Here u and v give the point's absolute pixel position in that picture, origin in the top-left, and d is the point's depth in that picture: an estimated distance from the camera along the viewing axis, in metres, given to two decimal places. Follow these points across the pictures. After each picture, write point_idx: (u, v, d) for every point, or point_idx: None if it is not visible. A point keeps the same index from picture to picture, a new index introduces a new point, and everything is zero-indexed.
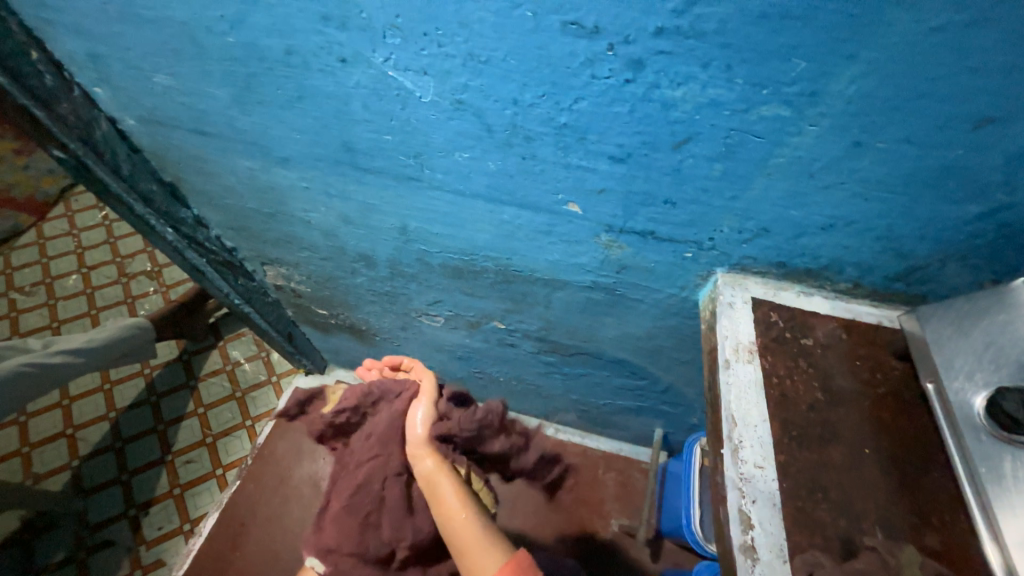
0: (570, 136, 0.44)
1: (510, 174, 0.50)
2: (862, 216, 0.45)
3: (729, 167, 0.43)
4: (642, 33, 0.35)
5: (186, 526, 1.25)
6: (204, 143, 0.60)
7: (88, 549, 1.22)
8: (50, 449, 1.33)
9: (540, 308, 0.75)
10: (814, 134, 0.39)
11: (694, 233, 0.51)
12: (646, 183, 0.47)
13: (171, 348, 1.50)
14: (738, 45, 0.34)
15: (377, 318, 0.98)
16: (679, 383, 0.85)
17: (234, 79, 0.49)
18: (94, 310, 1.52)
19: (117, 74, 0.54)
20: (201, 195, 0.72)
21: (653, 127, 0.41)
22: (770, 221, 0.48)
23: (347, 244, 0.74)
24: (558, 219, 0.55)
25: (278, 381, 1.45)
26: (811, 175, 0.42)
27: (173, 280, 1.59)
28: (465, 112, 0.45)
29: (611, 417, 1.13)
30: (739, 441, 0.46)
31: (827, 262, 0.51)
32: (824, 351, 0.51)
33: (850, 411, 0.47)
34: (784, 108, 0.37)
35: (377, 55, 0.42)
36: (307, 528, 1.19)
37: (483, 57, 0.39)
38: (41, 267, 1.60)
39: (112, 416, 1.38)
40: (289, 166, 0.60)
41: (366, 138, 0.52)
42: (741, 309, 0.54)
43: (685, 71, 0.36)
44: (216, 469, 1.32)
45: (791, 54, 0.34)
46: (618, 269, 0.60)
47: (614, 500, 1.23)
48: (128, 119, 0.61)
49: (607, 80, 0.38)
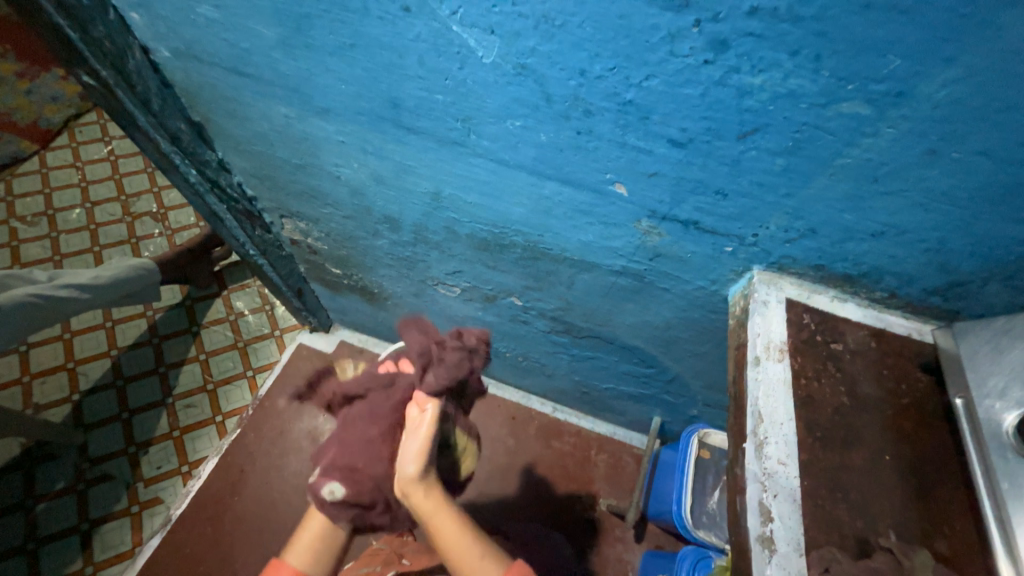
0: (632, 115, 0.43)
1: (561, 148, 0.49)
2: (915, 227, 0.44)
3: (791, 163, 0.42)
4: (734, 11, 0.33)
5: (184, 468, 1.27)
6: (242, 84, 0.58)
7: (87, 481, 1.24)
8: (51, 382, 1.34)
9: (561, 288, 0.75)
10: (889, 137, 0.38)
11: (740, 228, 0.51)
12: (701, 171, 0.46)
13: (174, 293, 1.48)
14: (835, 34, 0.33)
15: (391, 282, 0.97)
16: (686, 375, 0.86)
17: (284, 19, 0.47)
18: (97, 247, 1.50)
19: (158, 1, 0.51)
20: (229, 139, 0.70)
21: (722, 114, 0.40)
22: (820, 222, 0.47)
23: (374, 204, 0.72)
24: (602, 199, 0.54)
25: (281, 335, 1.44)
26: (875, 180, 0.41)
27: (179, 224, 1.56)
28: (526, 77, 0.43)
29: (611, 401, 1.14)
30: (764, 437, 0.46)
31: (867, 269, 0.51)
32: (853, 357, 0.51)
33: (874, 417, 0.47)
34: (865, 106, 0.36)
35: (444, 7, 0.40)
36: (305, 480, 1.22)
37: (559, 20, 0.38)
38: (43, 197, 1.56)
39: (114, 354, 1.38)
40: (328, 117, 0.58)
41: (415, 95, 0.50)
42: (775, 309, 0.54)
43: (770, 58, 0.35)
44: (216, 416, 1.33)
45: (888, 50, 0.33)
46: (652, 256, 0.59)
47: (604, 480, 1.26)
48: (162, 50, 0.58)
49: (686, 58, 0.37)
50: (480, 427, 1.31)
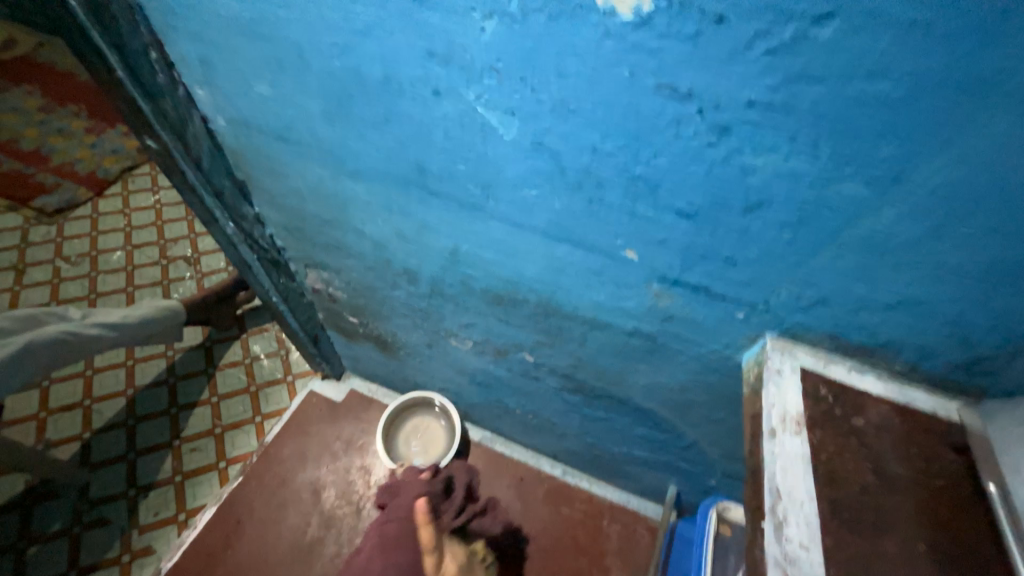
0: (641, 187, 0.45)
1: (574, 215, 0.52)
2: (929, 301, 0.44)
3: (797, 237, 0.43)
4: (733, 102, 0.36)
5: (181, 516, 1.24)
6: (284, 149, 0.64)
7: (83, 525, 1.21)
8: (66, 418, 1.35)
9: (573, 345, 0.75)
10: (891, 216, 0.39)
11: (750, 294, 0.51)
12: (709, 240, 0.47)
13: (196, 334, 1.52)
14: (829, 124, 0.35)
15: (406, 332, 0.99)
16: (703, 442, 0.82)
17: (328, 97, 0.53)
18: (131, 287, 1.58)
19: (221, 79, 0.58)
20: (267, 195, 0.76)
21: (727, 189, 0.42)
22: (830, 292, 0.47)
23: (395, 258, 0.76)
24: (613, 262, 0.55)
25: (293, 380, 1.45)
26: (882, 254, 0.42)
27: (210, 268, 1.64)
28: (542, 152, 0.47)
29: (623, 466, 1.09)
30: (784, 517, 0.44)
31: (884, 341, 0.50)
32: (876, 432, 0.49)
33: (902, 500, 0.44)
34: (865, 186, 0.38)
35: (470, 91, 0.45)
36: (302, 535, 1.18)
37: (573, 105, 0.41)
38: (89, 240, 1.67)
39: (130, 392, 1.41)
40: (359, 179, 0.63)
41: (440, 164, 0.54)
42: (790, 378, 0.53)
43: (770, 142, 0.37)
44: (220, 461, 1.32)
45: (881, 138, 0.35)
46: (664, 318, 0.60)
47: (616, 554, 1.17)
48: (218, 120, 0.64)
49: (690, 140, 0.40)
50: (486, 488, 1.26)
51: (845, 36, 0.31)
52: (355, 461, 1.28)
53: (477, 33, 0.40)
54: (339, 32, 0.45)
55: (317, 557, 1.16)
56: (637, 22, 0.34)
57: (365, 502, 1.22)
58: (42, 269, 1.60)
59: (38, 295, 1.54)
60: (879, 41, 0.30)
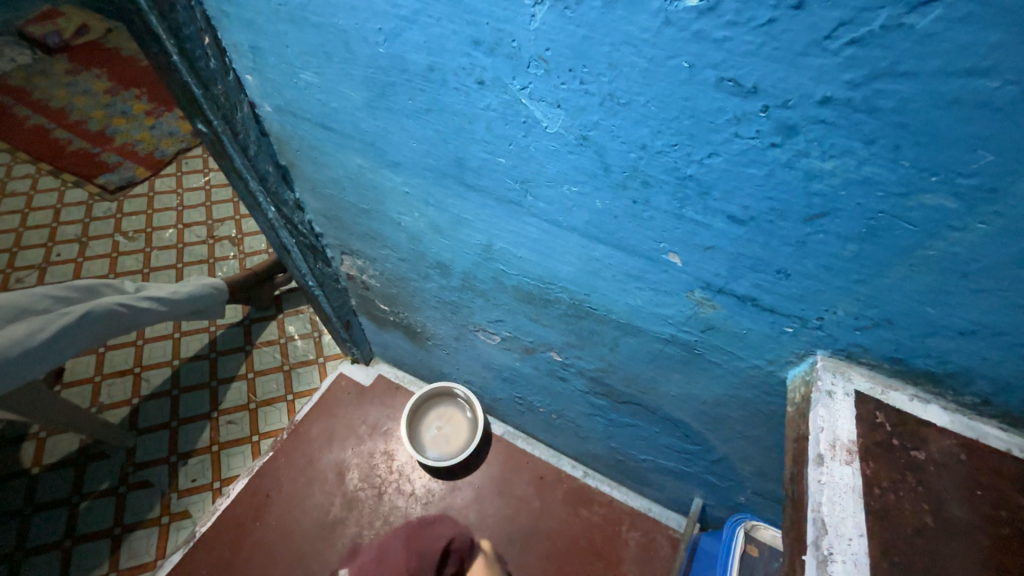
0: (691, 190, 0.43)
1: (615, 216, 0.49)
2: (1013, 329, 0.40)
3: (864, 250, 0.40)
4: (805, 100, 0.33)
5: (216, 484, 1.30)
6: (326, 138, 0.64)
7: (128, 485, 1.30)
8: (117, 384, 1.45)
9: (604, 349, 0.73)
10: (979, 233, 0.35)
11: (803, 310, 0.48)
12: (762, 249, 0.44)
13: (236, 312, 1.59)
14: (916, 126, 0.31)
15: (435, 323, 0.99)
16: (735, 458, 0.79)
17: (372, 85, 0.52)
18: (181, 264, 1.66)
19: (270, 67, 0.58)
20: (308, 182, 0.77)
21: (787, 195, 0.39)
22: (896, 313, 0.43)
23: (429, 250, 0.75)
24: (653, 266, 0.53)
25: (324, 362, 1.49)
26: (963, 275, 0.38)
27: (252, 249, 1.70)
28: (586, 148, 0.44)
29: (647, 474, 1.06)
30: (828, 553, 0.41)
31: (955, 369, 0.45)
32: (938, 470, 0.44)
33: (966, 549, 0.40)
34: (951, 199, 0.34)
35: (515, 82, 0.43)
36: (326, 514, 1.22)
37: (624, 99, 0.39)
38: (145, 217, 1.77)
39: (175, 363, 1.49)
40: (398, 170, 0.62)
41: (479, 157, 0.53)
42: (842, 403, 0.49)
43: (843, 145, 0.34)
44: (253, 435, 1.37)
45: (978, 145, 0.31)
46: (704, 327, 0.57)
47: (634, 562, 1.15)
48: (266, 106, 0.66)
49: (751, 140, 0.37)
50: (505, 484, 1.25)
51: (945, 28, 0.27)
52: (379, 446, 1.31)
53: (526, 21, 0.38)
54: (385, 19, 0.45)
55: (339, 536, 1.19)
56: (702, 10, 0.32)
57: (386, 487, 1.25)
58: (102, 243, 1.71)
59: (98, 266, 1.65)
60: (988, 33, 0.27)
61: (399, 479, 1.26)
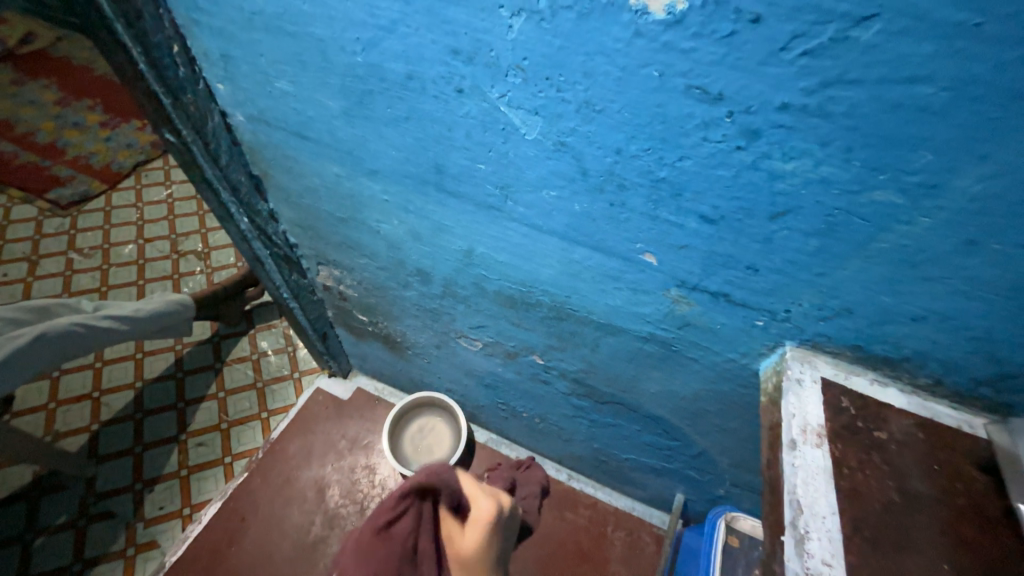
0: (665, 192, 0.45)
1: (594, 218, 0.51)
2: (958, 313, 0.43)
3: (825, 245, 0.43)
4: (765, 106, 0.36)
5: (185, 510, 1.24)
6: (301, 146, 0.64)
7: (88, 517, 1.22)
8: (74, 410, 1.36)
9: (585, 350, 0.74)
10: (924, 226, 0.38)
11: (772, 303, 0.51)
12: (732, 247, 0.47)
13: (205, 329, 1.52)
14: (866, 129, 0.34)
15: (415, 332, 0.98)
16: (714, 451, 0.81)
17: (349, 94, 0.52)
18: (142, 280, 1.59)
19: (242, 75, 0.57)
20: (281, 192, 0.75)
21: (753, 195, 0.41)
22: (855, 303, 0.46)
23: (409, 257, 0.75)
24: (630, 266, 0.55)
25: (299, 377, 1.44)
26: (914, 265, 0.41)
27: (220, 263, 1.64)
28: (564, 153, 0.46)
29: (631, 473, 1.08)
30: (805, 531, 0.43)
31: (909, 354, 0.49)
32: (900, 448, 0.48)
33: (928, 520, 0.43)
34: (898, 195, 0.37)
35: (494, 90, 0.44)
36: (307, 534, 1.18)
37: (599, 106, 0.41)
38: (102, 232, 1.68)
39: (138, 386, 1.41)
40: (376, 178, 0.62)
41: (460, 164, 0.54)
42: (810, 390, 0.52)
43: (801, 147, 0.37)
44: (225, 457, 1.32)
45: (919, 145, 0.34)
46: (680, 324, 0.59)
47: (620, 562, 1.16)
48: (238, 115, 0.64)
49: (718, 143, 0.39)
50: None
51: (886, 40, 0.30)
52: (360, 460, 1.28)
53: (504, 31, 0.39)
54: (363, 29, 0.45)
55: (320, 556, 1.15)
56: (669, 23, 0.34)
57: (369, 502, 1.22)
58: (55, 261, 1.61)
59: (50, 286, 1.56)
60: (922, 46, 0.30)
61: (382, 492, 1.24)
